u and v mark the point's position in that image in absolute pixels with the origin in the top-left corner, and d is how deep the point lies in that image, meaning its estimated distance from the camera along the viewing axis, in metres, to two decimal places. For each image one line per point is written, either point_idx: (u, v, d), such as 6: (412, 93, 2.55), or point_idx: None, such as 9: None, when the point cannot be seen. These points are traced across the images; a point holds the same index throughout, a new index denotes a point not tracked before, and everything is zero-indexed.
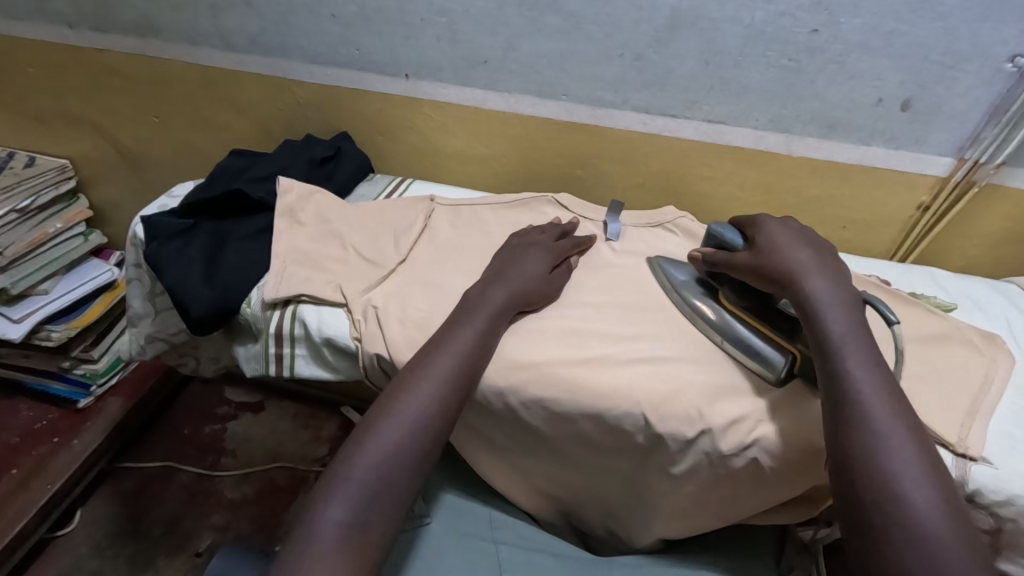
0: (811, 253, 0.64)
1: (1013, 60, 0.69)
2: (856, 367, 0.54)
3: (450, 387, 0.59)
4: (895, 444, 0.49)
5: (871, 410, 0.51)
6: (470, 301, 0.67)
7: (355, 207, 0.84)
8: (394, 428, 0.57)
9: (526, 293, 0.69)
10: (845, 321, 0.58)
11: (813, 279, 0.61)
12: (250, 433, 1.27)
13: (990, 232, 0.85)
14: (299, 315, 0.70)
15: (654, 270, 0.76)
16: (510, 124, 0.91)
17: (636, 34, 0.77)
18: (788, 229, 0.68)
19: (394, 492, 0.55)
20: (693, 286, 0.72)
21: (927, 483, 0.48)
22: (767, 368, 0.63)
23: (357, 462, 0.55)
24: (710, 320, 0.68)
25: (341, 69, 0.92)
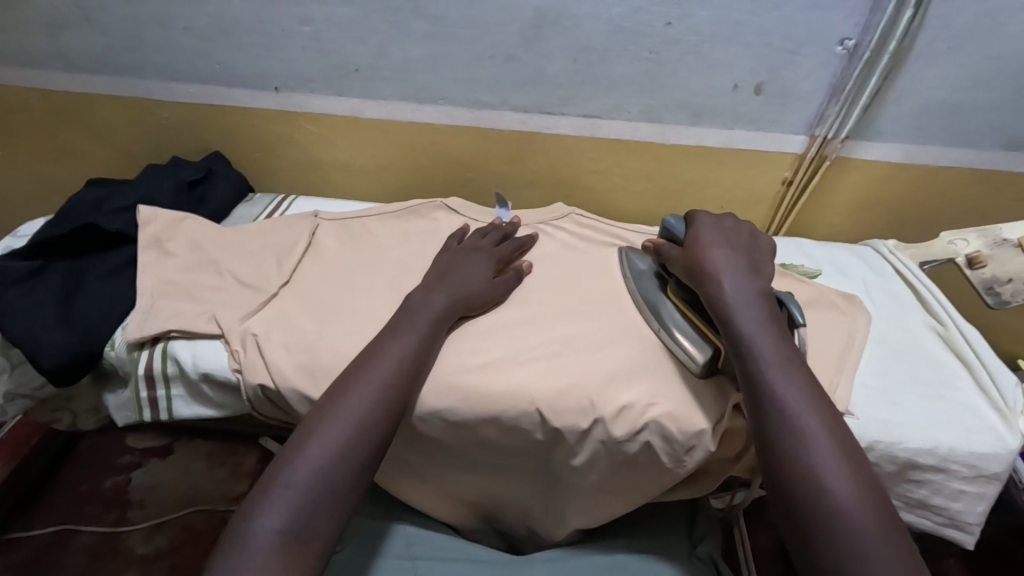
0: (727, 254, 0.63)
1: (842, 43, 0.74)
2: (773, 374, 0.52)
3: (390, 389, 0.57)
4: (813, 438, 0.49)
5: (797, 413, 0.50)
6: (411, 306, 0.66)
7: (232, 230, 0.79)
8: (336, 426, 0.53)
9: (469, 297, 0.69)
10: (761, 322, 0.56)
11: (728, 280, 0.60)
12: (158, 480, 1.17)
13: (846, 201, 0.93)
14: (170, 352, 0.66)
15: (620, 260, 0.78)
16: (392, 131, 0.90)
17: (504, 34, 0.77)
18: (710, 230, 0.66)
19: (339, 493, 0.51)
20: (650, 278, 0.73)
21: (852, 477, 0.47)
22: (693, 359, 0.64)
23: (295, 463, 0.51)
24: (659, 317, 0.69)
25: (205, 85, 0.87)
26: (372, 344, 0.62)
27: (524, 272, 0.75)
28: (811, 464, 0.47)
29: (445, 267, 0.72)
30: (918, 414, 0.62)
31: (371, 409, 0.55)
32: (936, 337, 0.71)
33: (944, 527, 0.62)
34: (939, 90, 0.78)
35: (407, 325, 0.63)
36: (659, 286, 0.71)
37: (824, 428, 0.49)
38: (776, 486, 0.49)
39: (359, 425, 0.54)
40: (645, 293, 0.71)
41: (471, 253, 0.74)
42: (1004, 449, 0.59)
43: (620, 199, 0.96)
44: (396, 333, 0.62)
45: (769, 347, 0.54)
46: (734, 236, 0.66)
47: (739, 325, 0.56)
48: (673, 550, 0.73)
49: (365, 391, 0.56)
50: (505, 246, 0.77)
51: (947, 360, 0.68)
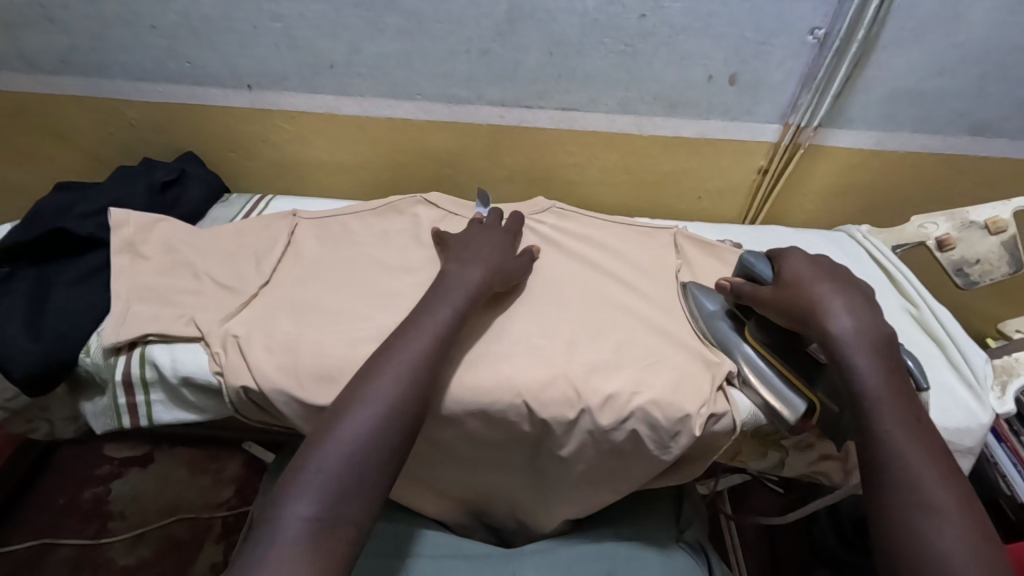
0: (838, 293, 0.59)
1: (813, 33, 0.76)
2: (894, 427, 0.50)
3: (421, 370, 0.56)
4: (938, 506, 0.46)
5: (919, 474, 0.48)
6: (445, 282, 0.65)
7: (209, 231, 0.78)
8: (367, 409, 0.52)
9: (501, 271, 0.69)
10: (878, 372, 0.53)
11: (842, 323, 0.56)
12: (139, 490, 1.14)
13: (820, 188, 0.95)
14: (148, 357, 0.64)
15: (686, 296, 0.74)
16: (369, 128, 0.89)
17: (478, 28, 0.77)
18: (809, 264, 0.63)
19: (371, 475, 0.50)
20: (720, 321, 0.69)
21: (975, 550, 0.44)
22: (784, 411, 0.61)
23: (326, 448, 0.49)
24: (742, 364, 0.65)
25: (175, 85, 0.85)
26: (406, 320, 0.61)
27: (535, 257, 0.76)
28: (930, 524, 0.45)
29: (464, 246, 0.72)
30: None
31: (402, 390, 0.54)
32: (909, 317, 0.73)
33: None
34: (906, 78, 0.80)
35: (439, 304, 0.62)
36: (732, 328, 0.68)
37: (943, 485, 0.47)
38: (887, 543, 0.46)
39: (391, 408, 0.53)
40: (717, 337, 0.68)
41: (483, 233, 0.74)
42: (975, 424, 0.62)
43: (599, 191, 0.96)
44: (429, 312, 0.61)
45: (889, 398, 0.51)
46: (835, 270, 0.62)
47: (856, 368, 0.53)
48: (660, 536, 0.74)
49: (398, 372, 0.55)
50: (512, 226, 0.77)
51: (920, 340, 0.70)
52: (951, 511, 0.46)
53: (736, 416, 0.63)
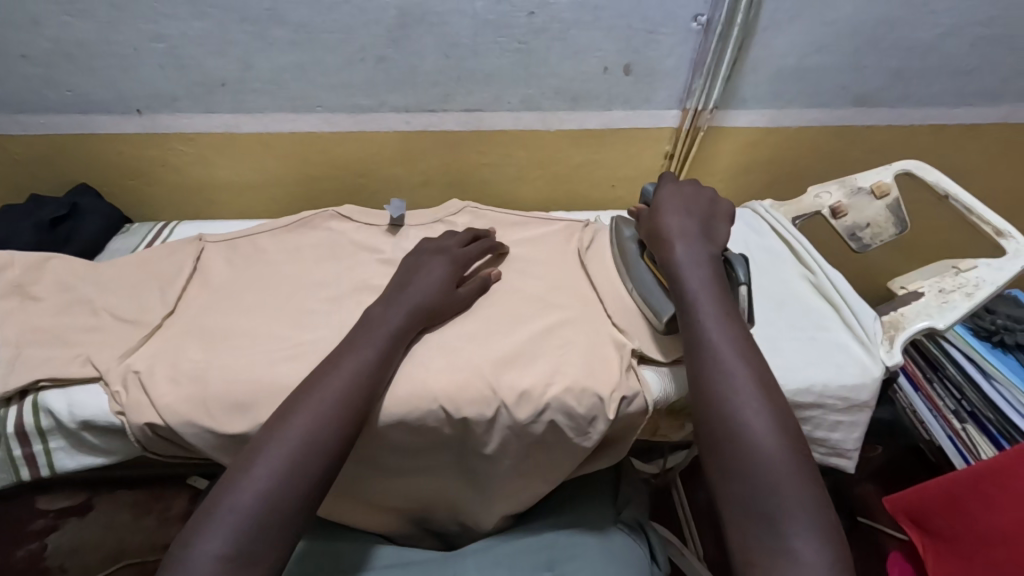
0: (682, 213, 0.68)
1: (696, 20, 0.78)
2: (709, 320, 0.58)
3: (340, 406, 0.55)
4: (732, 371, 0.54)
5: (721, 352, 0.56)
6: (368, 321, 0.64)
7: (106, 265, 0.75)
8: (281, 448, 0.51)
9: (432, 305, 0.67)
10: (700, 277, 0.62)
11: (678, 238, 0.65)
12: (78, 539, 1.09)
13: (726, 168, 0.99)
14: (42, 405, 0.61)
15: (613, 227, 0.82)
16: (273, 144, 0.87)
17: (370, 36, 0.77)
18: (670, 189, 0.72)
19: (280, 513, 0.49)
20: (630, 242, 0.76)
21: (757, 400, 0.52)
22: (655, 313, 0.68)
23: (240, 487, 0.49)
24: (631, 276, 0.73)
25: (58, 114, 0.81)
26: (327, 358, 0.60)
27: (492, 280, 0.75)
28: (728, 390, 0.53)
29: (403, 273, 0.71)
30: (792, 357, 0.67)
31: (323, 427, 0.53)
32: (808, 284, 0.77)
33: (832, 457, 0.68)
34: (789, 56, 0.84)
35: (361, 341, 0.61)
36: (637, 248, 0.75)
37: (742, 360, 0.55)
38: (705, 434, 0.53)
39: (308, 443, 0.52)
40: (624, 255, 0.75)
41: (424, 258, 0.73)
42: (869, 378, 0.65)
43: (516, 188, 0.97)
44: (355, 347, 0.60)
45: (706, 297, 0.60)
46: (689, 198, 0.71)
47: (681, 277, 0.62)
48: (600, 517, 0.76)
49: (314, 409, 0.54)
50: (472, 249, 0.76)
51: (819, 307, 0.74)
52: (742, 373, 0.54)
53: (648, 395, 0.65)
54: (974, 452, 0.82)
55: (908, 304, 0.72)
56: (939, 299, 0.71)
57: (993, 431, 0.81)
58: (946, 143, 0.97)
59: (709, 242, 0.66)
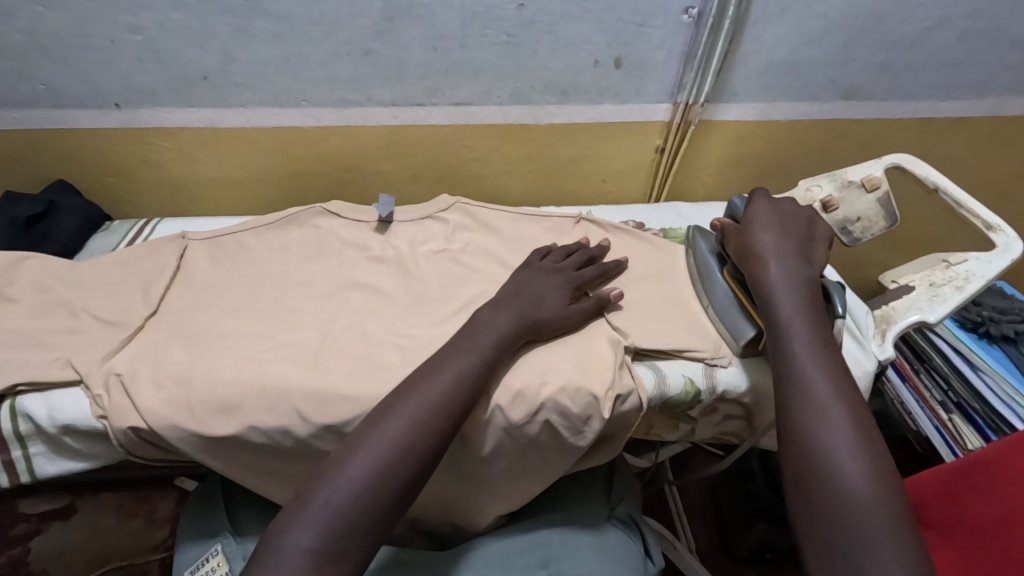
0: (776, 234, 0.67)
1: (687, 12, 0.78)
2: (801, 350, 0.57)
3: (442, 410, 0.54)
4: (825, 406, 0.53)
5: (814, 385, 0.54)
6: (477, 326, 0.63)
7: (84, 266, 0.72)
8: (377, 446, 0.51)
9: (536, 320, 0.66)
10: (797, 306, 0.60)
11: (773, 262, 0.64)
12: (64, 544, 1.06)
13: (716, 161, 0.98)
14: (20, 410, 0.59)
15: (689, 237, 0.79)
16: (257, 139, 0.85)
17: (355, 28, 0.75)
18: (767, 209, 0.70)
19: (373, 519, 0.49)
20: (708, 255, 0.75)
21: (851, 437, 0.50)
22: (733, 338, 0.68)
23: (334, 482, 0.49)
24: (709, 292, 0.72)
25: (34, 109, 0.79)
26: (431, 360, 0.59)
27: (611, 301, 0.71)
28: (819, 423, 0.52)
29: (516, 290, 0.68)
30: None
31: (416, 433, 0.52)
32: None
33: None
34: (780, 49, 0.84)
35: (469, 345, 0.60)
36: (716, 261, 0.74)
37: (837, 394, 0.53)
38: (790, 467, 0.51)
39: (407, 447, 0.52)
40: (701, 269, 0.75)
41: (539, 273, 0.71)
42: (860, 372, 0.66)
43: (506, 182, 0.96)
44: (460, 352, 0.60)
45: (800, 327, 0.58)
46: (787, 221, 0.69)
47: (774, 302, 0.61)
48: (593, 515, 0.76)
49: (412, 406, 0.54)
50: (586, 271, 0.73)
51: None
52: (834, 407, 0.52)
53: (642, 394, 0.65)
54: (960, 442, 0.83)
55: (899, 299, 0.72)
56: (929, 292, 0.71)
57: (979, 421, 0.82)
58: (933, 137, 0.98)
59: (806, 270, 0.64)
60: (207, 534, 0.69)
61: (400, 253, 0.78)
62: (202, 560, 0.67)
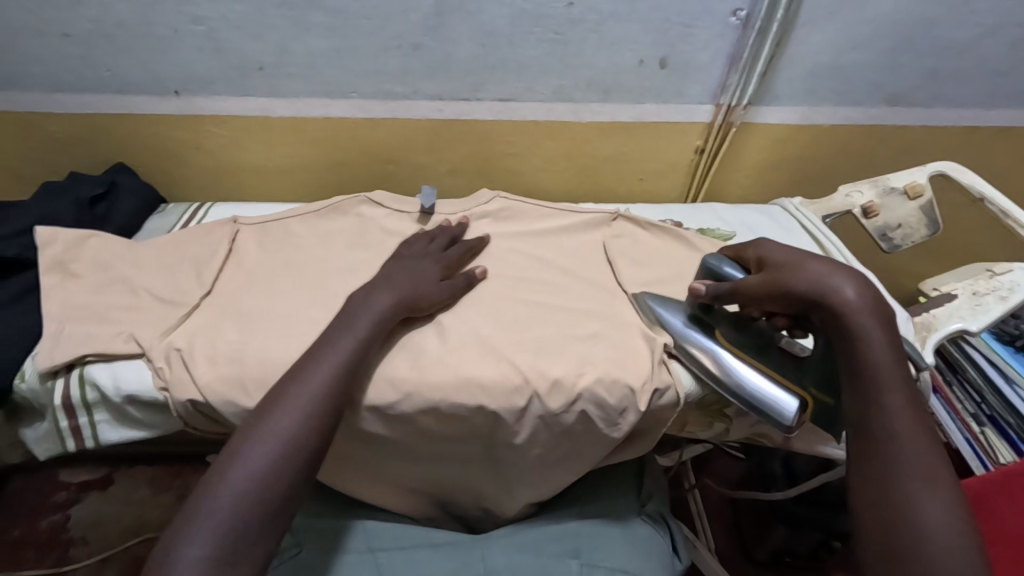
0: (824, 263, 0.58)
1: (735, 14, 0.78)
2: (895, 402, 0.51)
3: (324, 399, 0.55)
4: (917, 471, 0.48)
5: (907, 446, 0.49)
6: (352, 309, 0.64)
7: (143, 246, 0.76)
8: (262, 447, 0.51)
9: (413, 298, 0.68)
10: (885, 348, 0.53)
11: (851, 293, 0.56)
12: (99, 513, 1.11)
13: (754, 164, 0.98)
14: (88, 378, 0.62)
15: (639, 305, 0.73)
16: (306, 129, 0.88)
17: (407, 23, 0.77)
18: (781, 246, 0.62)
19: (272, 510, 0.50)
20: (688, 330, 0.68)
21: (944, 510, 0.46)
22: (777, 415, 0.60)
23: (224, 487, 0.49)
24: (718, 368, 0.64)
25: (97, 94, 0.82)
26: (310, 350, 0.60)
27: (476, 279, 0.74)
28: (920, 492, 0.47)
29: (390, 271, 0.71)
30: None
31: (294, 425, 0.53)
32: None
33: None
34: (826, 53, 0.84)
35: (346, 331, 0.61)
36: (703, 334, 0.67)
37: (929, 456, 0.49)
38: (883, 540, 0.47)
39: (287, 441, 0.52)
40: (690, 348, 0.66)
41: (415, 258, 0.73)
42: None
43: (543, 179, 0.97)
44: (332, 343, 0.60)
45: (894, 372, 0.52)
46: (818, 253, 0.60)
47: (865, 340, 0.53)
48: (620, 507, 0.77)
49: (292, 406, 0.54)
50: (455, 252, 0.76)
51: None
52: (926, 472, 0.48)
53: (679, 389, 0.66)
54: (993, 456, 0.83)
55: (941, 306, 0.71)
56: (972, 301, 0.71)
57: (1012, 435, 0.81)
58: (976, 145, 0.97)
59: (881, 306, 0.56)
60: None
61: None
62: None
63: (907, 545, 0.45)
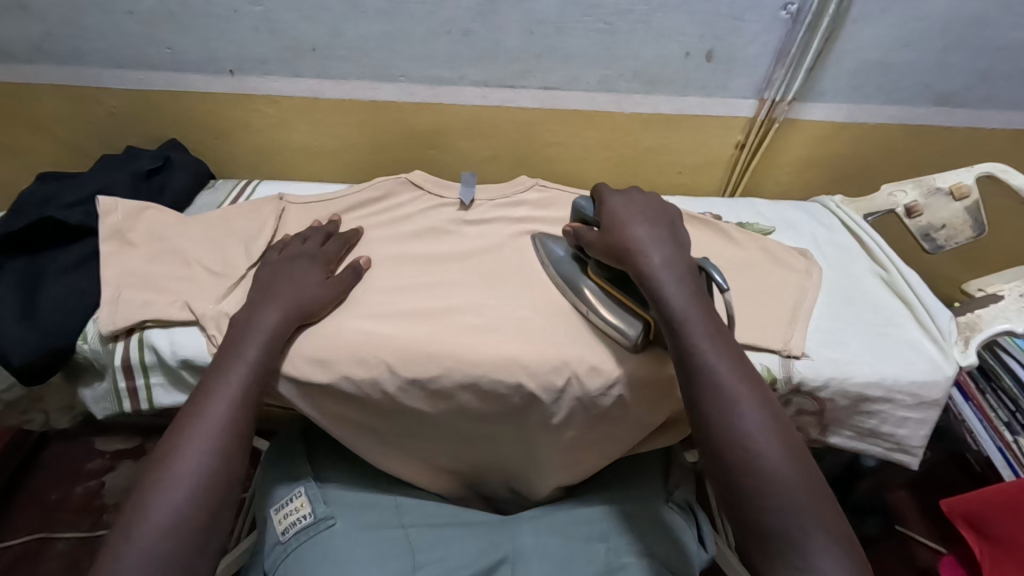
0: (648, 228, 0.65)
1: (785, 8, 0.78)
2: (734, 411, 0.50)
3: (227, 435, 0.54)
4: (782, 484, 0.47)
5: (764, 458, 0.48)
6: (238, 331, 0.62)
7: (195, 219, 0.78)
8: (178, 491, 0.50)
9: (301, 303, 0.65)
10: (725, 361, 0.53)
11: (654, 256, 0.62)
12: (132, 481, 1.17)
13: (795, 161, 0.98)
14: (147, 342, 0.65)
15: (535, 245, 0.78)
16: (354, 112, 0.90)
17: (459, 9, 0.78)
18: (621, 204, 0.68)
19: (193, 550, 0.49)
20: (565, 262, 0.74)
21: (816, 519, 0.45)
22: (621, 335, 0.65)
23: (138, 539, 0.47)
24: (580, 295, 0.70)
25: (154, 71, 0.85)
26: (208, 372, 0.59)
27: (363, 268, 0.73)
28: (778, 504, 0.46)
29: (270, 280, 0.68)
30: (863, 351, 0.68)
31: (207, 451, 0.52)
32: (880, 281, 0.77)
33: (892, 452, 0.69)
34: (876, 50, 0.83)
35: (234, 357, 0.59)
36: (576, 266, 0.73)
37: (784, 467, 0.48)
38: (763, 549, 0.46)
39: (201, 481, 0.51)
40: (568, 277, 0.72)
41: (296, 260, 0.71)
42: (941, 376, 0.66)
43: (581, 169, 0.98)
44: (227, 363, 0.59)
45: (733, 386, 0.52)
46: (676, 263, 0.61)
47: (699, 357, 0.54)
48: (648, 495, 0.77)
49: (204, 425, 0.54)
50: (332, 246, 0.75)
51: (891, 304, 0.74)
52: (791, 482, 0.47)
53: None
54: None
55: (986, 306, 0.73)
56: (1018, 301, 0.72)
57: None
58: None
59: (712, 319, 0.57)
60: (291, 477, 0.74)
61: (481, 229, 0.82)
62: (287, 500, 0.71)
63: (756, 509, 0.47)
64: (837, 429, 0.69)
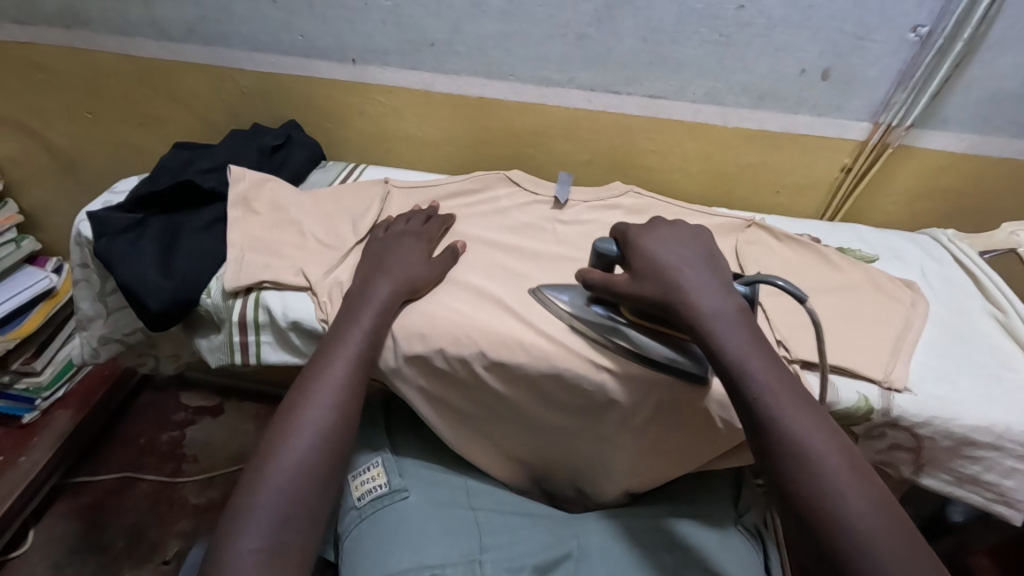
0: (682, 255, 0.62)
1: (915, 30, 0.75)
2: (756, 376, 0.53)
3: (346, 394, 0.59)
4: (811, 442, 0.49)
5: (789, 421, 0.50)
6: (353, 300, 0.67)
7: (309, 194, 0.84)
8: (303, 440, 0.55)
9: (409, 279, 0.70)
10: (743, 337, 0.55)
11: (690, 284, 0.59)
12: (209, 436, 1.26)
13: (906, 189, 0.93)
14: (262, 301, 0.70)
15: (539, 299, 0.71)
16: (462, 106, 0.93)
17: (576, 13, 0.80)
18: (650, 238, 0.64)
19: (315, 497, 0.53)
20: (588, 309, 0.67)
21: (843, 466, 0.48)
22: (693, 369, 0.63)
23: (273, 480, 0.52)
24: (621, 340, 0.65)
25: (285, 56, 0.92)
26: (328, 335, 0.64)
27: (459, 251, 0.77)
28: (811, 460, 0.48)
29: (378, 255, 0.73)
30: (972, 392, 0.64)
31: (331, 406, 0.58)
32: (995, 322, 0.73)
33: (994, 503, 0.65)
34: (1009, 80, 0.79)
35: (351, 324, 0.64)
36: (603, 313, 0.67)
37: (809, 425, 0.50)
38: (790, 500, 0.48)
39: (320, 437, 0.56)
40: (599, 327, 0.66)
41: (400, 238, 0.75)
42: None
43: (677, 180, 0.97)
44: (346, 326, 0.64)
45: (754, 358, 0.54)
46: (683, 244, 0.64)
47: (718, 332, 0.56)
48: (719, 513, 0.75)
49: (328, 383, 0.59)
50: (432, 225, 0.78)
51: (1006, 348, 0.69)
52: (818, 437, 0.49)
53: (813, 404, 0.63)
54: None
55: None
56: None
57: None
58: None
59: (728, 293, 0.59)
60: (369, 447, 0.77)
61: (574, 229, 0.83)
62: (365, 468, 0.73)
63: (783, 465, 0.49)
64: (934, 471, 0.66)
